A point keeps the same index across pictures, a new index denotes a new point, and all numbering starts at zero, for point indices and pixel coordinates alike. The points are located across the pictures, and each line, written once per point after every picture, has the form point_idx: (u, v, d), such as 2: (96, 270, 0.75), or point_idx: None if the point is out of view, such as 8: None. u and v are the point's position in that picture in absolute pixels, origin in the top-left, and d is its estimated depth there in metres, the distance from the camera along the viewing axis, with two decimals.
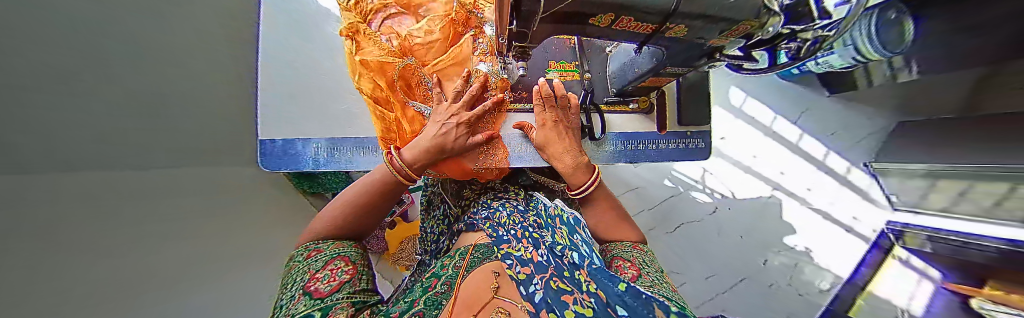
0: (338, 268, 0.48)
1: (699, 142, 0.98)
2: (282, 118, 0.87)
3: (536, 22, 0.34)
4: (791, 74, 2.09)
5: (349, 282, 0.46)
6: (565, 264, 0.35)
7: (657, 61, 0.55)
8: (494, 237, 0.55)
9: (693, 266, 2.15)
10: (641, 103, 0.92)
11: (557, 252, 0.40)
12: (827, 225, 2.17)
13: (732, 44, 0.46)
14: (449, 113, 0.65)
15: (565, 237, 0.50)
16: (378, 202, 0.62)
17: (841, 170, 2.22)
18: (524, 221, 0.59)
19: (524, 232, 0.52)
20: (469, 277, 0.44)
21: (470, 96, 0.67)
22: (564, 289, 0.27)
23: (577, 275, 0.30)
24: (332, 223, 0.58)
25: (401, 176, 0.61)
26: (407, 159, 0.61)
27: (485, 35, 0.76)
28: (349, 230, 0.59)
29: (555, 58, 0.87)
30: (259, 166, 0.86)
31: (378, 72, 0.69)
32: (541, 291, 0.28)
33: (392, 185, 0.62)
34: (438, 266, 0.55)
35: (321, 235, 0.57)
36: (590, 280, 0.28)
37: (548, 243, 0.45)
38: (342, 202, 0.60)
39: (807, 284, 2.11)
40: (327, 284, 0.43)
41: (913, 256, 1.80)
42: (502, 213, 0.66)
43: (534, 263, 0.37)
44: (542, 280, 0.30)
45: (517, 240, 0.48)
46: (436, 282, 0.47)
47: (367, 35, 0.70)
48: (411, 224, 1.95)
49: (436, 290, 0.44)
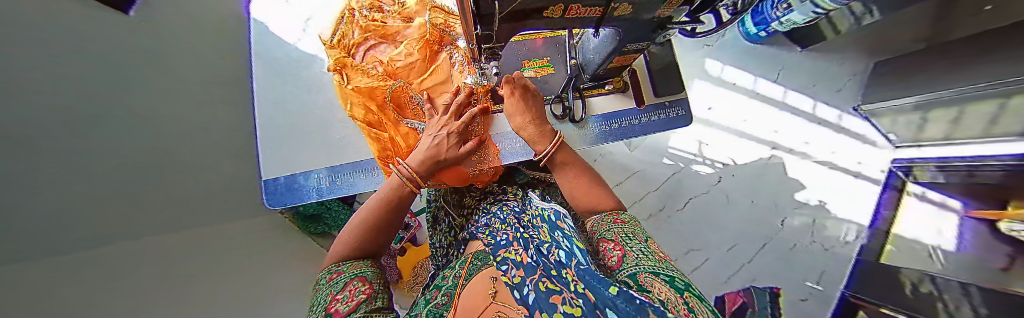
0: (355, 288, 0.50)
1: (681, 110, 1.01)
2: (281, 156, 0.91)
3: (496, 22, 0.40)
4: (758, 37, 2.21)
5: (366, 301, 0.47)
6: (552, 263, 0.37)
7: (615, 41, 0.57)
8: (492, 242, 0.57)
9: (710, 240, 2.12)
10: (616, 83, 0.96)
11: (544, 251, 0.43)
12: (834, 175, 2.15)
13: (677, 13, 0.51)
14: (440, 126, 0.70)
15: (547, 234, 0.49)
16: (388, 218, 0.63)
17: (833, 119, 2.23)
18: (517, 222, 0.61)
19: (517, 233, 0.54)
20: (468, 285, 0.46)
21: (458, 106, 0.71)
22: (553, 290, 0.28)
23: (564, 274, 0.33)
24: (351, 243, 0.61)
25: (408, 185, 0.65)
26: (411, 169, 0.65)
27: (460, 49, 0.85)
28: (364, 248, 0.62)
29: (529, 57, 0.93)
30: (265, 205, 0.89)
31: (368, 97, 0.77)
32: (533, 292, 0.30)
33: (402, 196, 0.65)
34: (440, 277, 0.56)
35: (339, 257, 0.60)
36: (577, 280, 0.29)
37: (537, 242, 0.47)
38: (355, 224, 0.63)
39: (829, 237, 2.05)
40: (345, 304, 0.45)
41: (928, 189, 1.79)
42: (500, 217, 0.68)
43: (525, 265, 0.40)
44: (533, 283, 0.32)
45: (513, 242, 0.50)
46: (437, 294, 0.48)
47: (354, 66, 0.81)
48: (421, 248, 1.97)
49: (437, 301, 0.45)
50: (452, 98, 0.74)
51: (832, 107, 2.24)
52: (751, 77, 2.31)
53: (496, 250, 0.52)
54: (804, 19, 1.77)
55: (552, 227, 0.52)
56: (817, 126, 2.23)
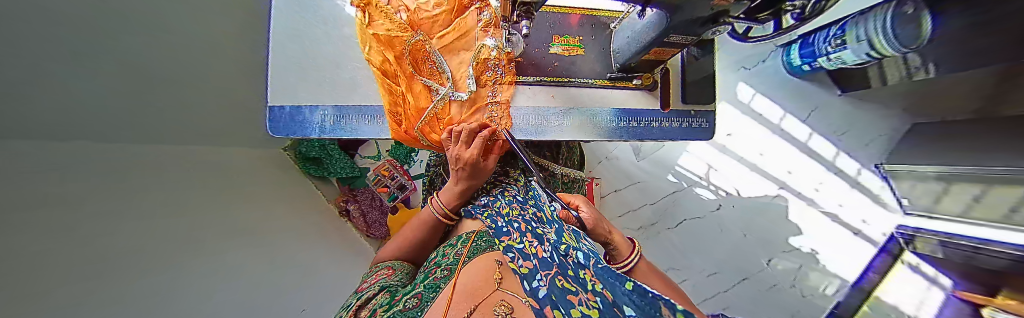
0: (379, 274, 0.63)
1: (703, 122, 0.96)
2: (290, 86, 0.89)
3: None
4: (802, 70, 2.08)
5: (383, 279, 0.60)
6: (569, 263, 0.37)
7: (661, 27, 0.54)
8: (495, 227, 0.56)
9: (694, 263, 2.14)
10: (645, 79, 0.91)
11: (560, 250, 0.42)
12: (835, 228, 2.11)
13: (736, 7, 0.45)
14: (456, 157, 0.68)
15: (569, 235, 0.51)
16: (426, 238, 0.76)
17: (851, 172, 2.16)
18: (525, 214, 0.61)
19: (527, 226, 0.53)
20: (468, 264, 0.49)
21: (468, 135, 0.66)
22: (569, 289, 0.29)
23: (581, 275, 0.32)
24: (394, 249, 0.74)
25: (440, 215, 0.74)
26: (443, 201, 0.74)
27: (490, 7, 0.80)
28: (410, 252, 0.74)
29: (560, 33, 0.89)
30: (269, 132, 0.89)
31: (387, 46, 0.73)
32: (545, 288, 0.31)
33: (440, 222, 0.76)
34: (441, 253, 0.60)
35: (383, 259, 0.73)
36: (595, 280, 0.30)
37: (553, 239, 0.47)
38: (399, 238, 0.76)
39: (812, 286, 2.04)
40: (368, 282, 0.59)
41: (924, 262, 1.74)
42: (501, 202, 0.69)
43: (538, 258, 0.39)
44: (547, 277, 0.33)
45: (520, 233, 0.49)
46: (437, 268, 0.53)
47: (377, 7, 0.74)
48: (412, 210, 2.01)
49: (437, 275, 0.50)
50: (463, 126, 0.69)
51: (854, 159, 2.16)
52: (779, 112, 2.21)
53: (500, 237, 0.51)
54: (854, 59, 1.68)
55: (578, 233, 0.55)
56: (833, 175, 2.17)
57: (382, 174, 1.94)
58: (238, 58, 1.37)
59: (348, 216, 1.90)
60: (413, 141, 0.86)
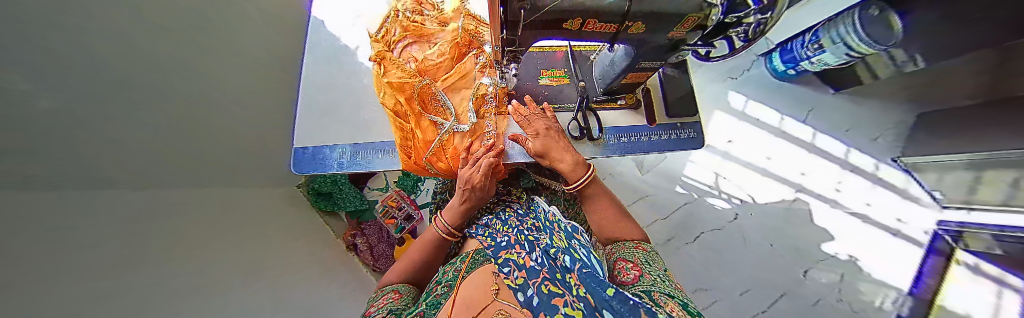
0: (386, 296, 0.64)
1: (692, 132, 1.00)
2: (313, 130, 1.01)
3: (519, 29, 0.48)
4: (789, 75, 2.15)
5: (392, 301, 0.62)
6: (557, 268, 0.42)
7: (630, 58, 0.63)
8: (492, 243, 0.60)
9: (722, 280, 1.99)
10: (629, 99, 1.00)
11: (551, 254, 0.48)
12: (869, 230, 1.97)
13: (691, 36, 0.54)
14: (465, 180, 0.73)
15: (560, 239, 0.57)
16: (432, 258, 0.79)
17: (868, 168, 2.08)
18: (519, 225, 0.66)
19: (519, 236, 0.59)
20: (468, 278, 0.53)
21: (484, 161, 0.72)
22: (556, 293, 0.35)
23: (568, 279, 0.38)
24: (400, 271, 0.76)
25: (442, 233, 0.78)
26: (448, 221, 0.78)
27: (485, 52, 0.94)
28: (417, 274, 0.76)
29: (547, 67, 1.01)
30: (294, 170, 0.98)
31: (399, 91, 0.85)
32: (536, 295, 0.36)
33: (444, 241, 0.80)
34: (443, 272, 0.64)
35: (388, 281, 0.73)
36: (579, 284, 0.36)
37: (543, 246, 0.52)
38: (405, 260, 0.78)
39: (861, 297, 1.84)
40: (377, 305, 0.61)
41: (982, 260, 1.51)
42: (499, 219, 0.73)
43: (528, 267, 0.43)
44: (537, 286, 0.37)
45: (513, 245, 0.54)
46: (438, 287, 0.57)
47: (391, 60, 0.88)
48: None
49: (437, 293, 0.55)
50: (481, 153, 0.77)
51: (868, 155, 2.10)
52: (777, 115, 2.24)
53: (496, 252, 0.54)
54: (836, 61, 1.76)
55: (569, 236, 0.59)
56: (850, 173, 2.09)
57: (389, 206, 1.99)
58: (270, 112, 1.55)
59: (357, 249, 1.91)
60: (423, 171, 0.93)
